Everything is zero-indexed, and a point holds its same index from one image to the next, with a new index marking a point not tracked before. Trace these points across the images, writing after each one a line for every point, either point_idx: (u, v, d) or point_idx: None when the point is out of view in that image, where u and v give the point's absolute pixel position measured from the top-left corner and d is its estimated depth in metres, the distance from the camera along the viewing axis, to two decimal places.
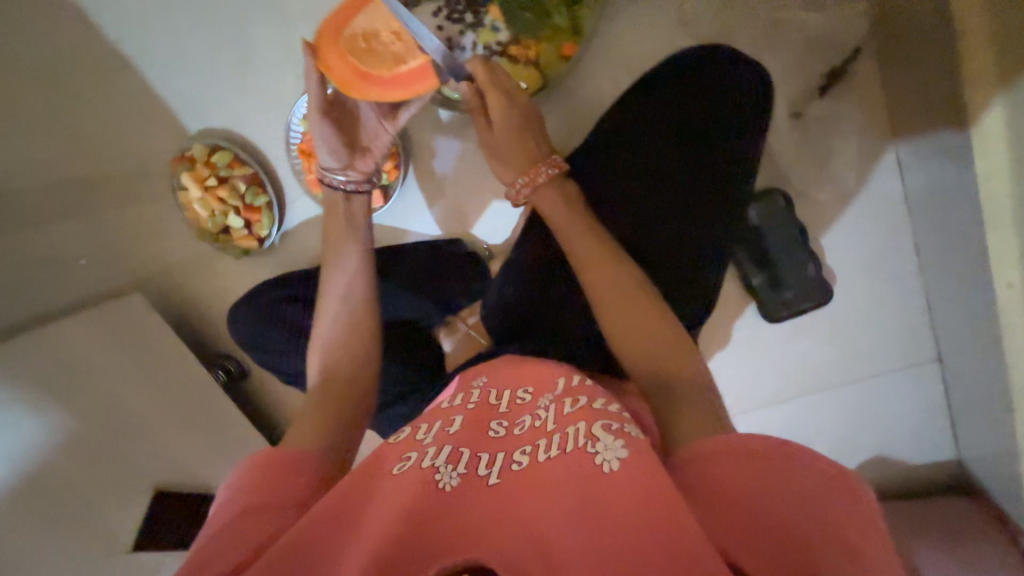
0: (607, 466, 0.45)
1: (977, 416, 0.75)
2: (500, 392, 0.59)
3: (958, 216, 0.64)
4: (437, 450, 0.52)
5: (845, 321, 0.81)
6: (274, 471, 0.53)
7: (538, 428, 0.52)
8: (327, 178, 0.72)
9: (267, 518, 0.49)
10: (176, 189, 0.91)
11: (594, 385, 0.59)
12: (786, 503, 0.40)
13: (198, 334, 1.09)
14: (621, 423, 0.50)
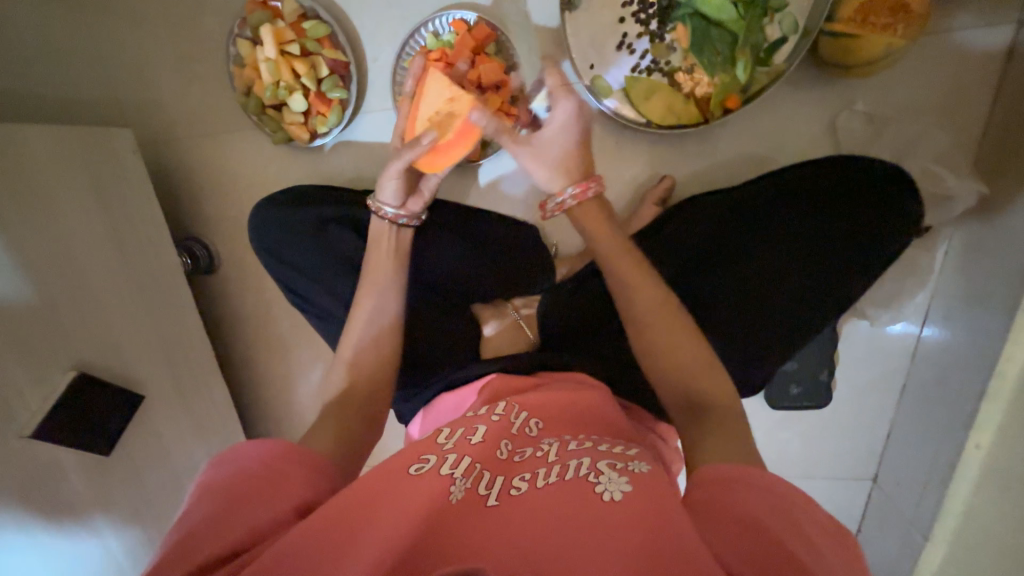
0: (608, 496, 0.41)
1: (886, 534, 0.90)
2: (519, 413, 0.55)
3: (967, 383, 0.73)
4: (456, 459, 0.46)
5: (823, 427, 0.92)
6: (263, 462, 0.46)
7: (540, 456, 0.48)
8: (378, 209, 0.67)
9: (253, 510, 0.41)
10: (242, 36, 0.75)
11: (618, 434, 0.56)
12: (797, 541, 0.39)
13: (179, 205, 0.91)
14: (628, 460, 0.47)
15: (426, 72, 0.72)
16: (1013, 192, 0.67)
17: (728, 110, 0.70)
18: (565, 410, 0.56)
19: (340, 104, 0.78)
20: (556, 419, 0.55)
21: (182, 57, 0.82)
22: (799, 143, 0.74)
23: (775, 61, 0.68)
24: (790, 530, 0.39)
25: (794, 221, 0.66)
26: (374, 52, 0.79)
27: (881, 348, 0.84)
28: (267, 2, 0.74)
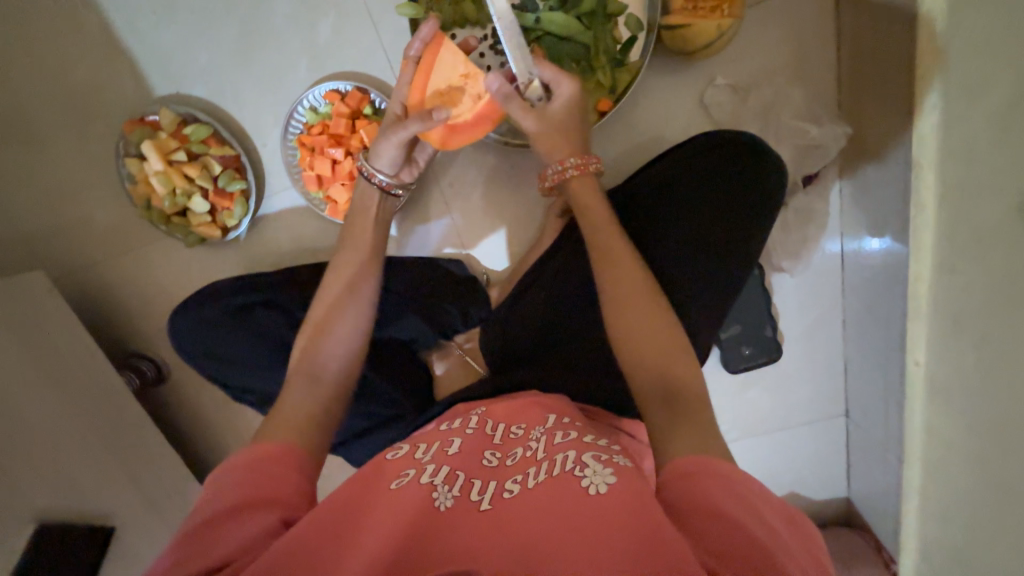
0: (594, 489, 0.47)
1: (871, 462, 0.93)
2: (495, 425, 0.61)
3: (892, 308, 0.76)
4: (435, 469, 0.53)
5: (786, 377, 0.94)
6: (255, 468, 0.50)
7: (528, 458, 0.54)
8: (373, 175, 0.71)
9: (244, 520, 0.46)
10: (128, 155, 0.76)
11: (581, 425, 0.62)
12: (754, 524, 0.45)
13: (112, 328, 0.91)
14: (609, 454, 0.53)
15: (313, 146, 0.75)
16: (881, 125, 0.71)
17: (603, 112, 0.73)
18: (534, 412, 0.63)
19: (242, 194, 0.78)
20: (532, 421, 0.61)
21: (78, 187, 0.82)
22: (679, 124, 0.78)
23: (632, 58, 0.72)
24: (744, 513, 0.45)
25: (677, 201, 0.69)
26: (262, 137, 0.80)
27: (809, 292, 0.89)
28: (145, 118, 0.76)
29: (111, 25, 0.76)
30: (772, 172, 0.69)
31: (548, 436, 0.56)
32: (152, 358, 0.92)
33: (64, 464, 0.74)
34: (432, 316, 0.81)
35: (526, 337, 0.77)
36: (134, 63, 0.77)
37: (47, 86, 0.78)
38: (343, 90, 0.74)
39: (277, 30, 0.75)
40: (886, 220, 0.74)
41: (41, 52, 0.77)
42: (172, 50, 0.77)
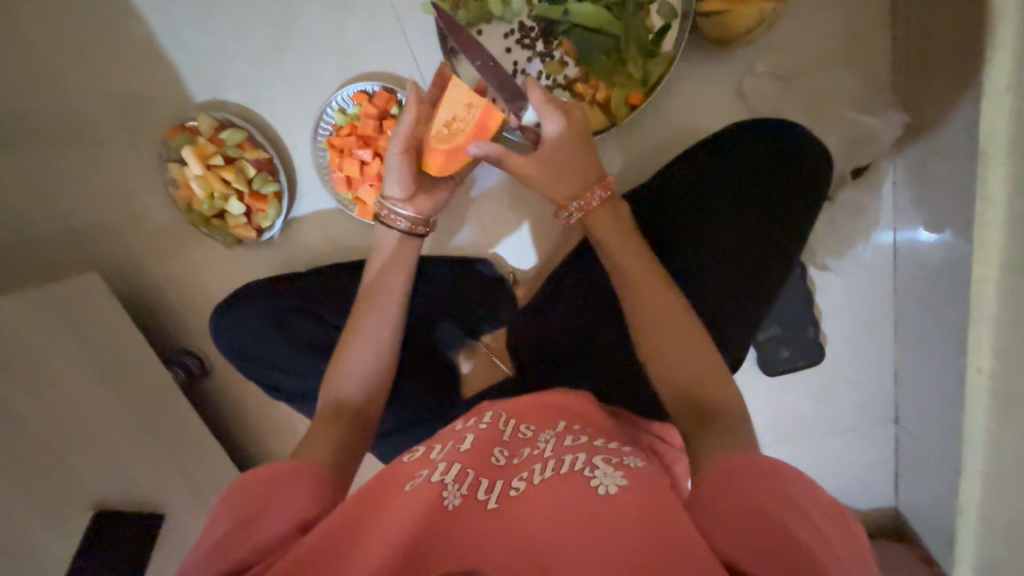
0: (603, 489, 0.45)
1: (924, 475, 0.87)
2: (508, 421, 0.59)
3: (951, 311, 0.71)
4: (446, 466, 0.50)
5: (830, 381, 0.89)
6: (270, 481, 0.51)
7: (537, 455, 0.51)
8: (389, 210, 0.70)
9: (267, 523, 0.47)
10: (170, 160, 0.79)
11: (593, 428, 0.59)
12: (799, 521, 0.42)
13: (159, 326, 0.95)
14: (620, 456, 0.51)
15: (342, 148, 0.75)
16: (941, 111, 0.65)
17: (634, 105, 0.70)
18: (547, 408, 0.60)
19: (276, 196, 0.81)
20: (542, 421, 0.59)
21: (127, 191, 0.87)
22: (716, 118, 0.74)
23: (665, 48, 0.68)
24: (786, 511, 0.42)
25: (705, 196, 0.67)
26: (293, 139, 0.82)
27: (857, 295, 0.83)
28: (185, 123, 0.79)
29: (152, 34, 0.79)
30: (812, 163, 0.65)
31: (558, 438, 0.54)
32: (196, 353, 0.97)
33: (119, 456, 0.78)
34: (460, 314, 0.82)
35: (555, 338, 0.75)
36: (174, 70, 0.80)
37: (96, 96, 0.82)
38: (371, 90, 0.75)
39: (307, 33, 0.76)
40: (948, 216, 0.68)
41: (90, 63, 0.81)
42: (208, 57, 0.79)
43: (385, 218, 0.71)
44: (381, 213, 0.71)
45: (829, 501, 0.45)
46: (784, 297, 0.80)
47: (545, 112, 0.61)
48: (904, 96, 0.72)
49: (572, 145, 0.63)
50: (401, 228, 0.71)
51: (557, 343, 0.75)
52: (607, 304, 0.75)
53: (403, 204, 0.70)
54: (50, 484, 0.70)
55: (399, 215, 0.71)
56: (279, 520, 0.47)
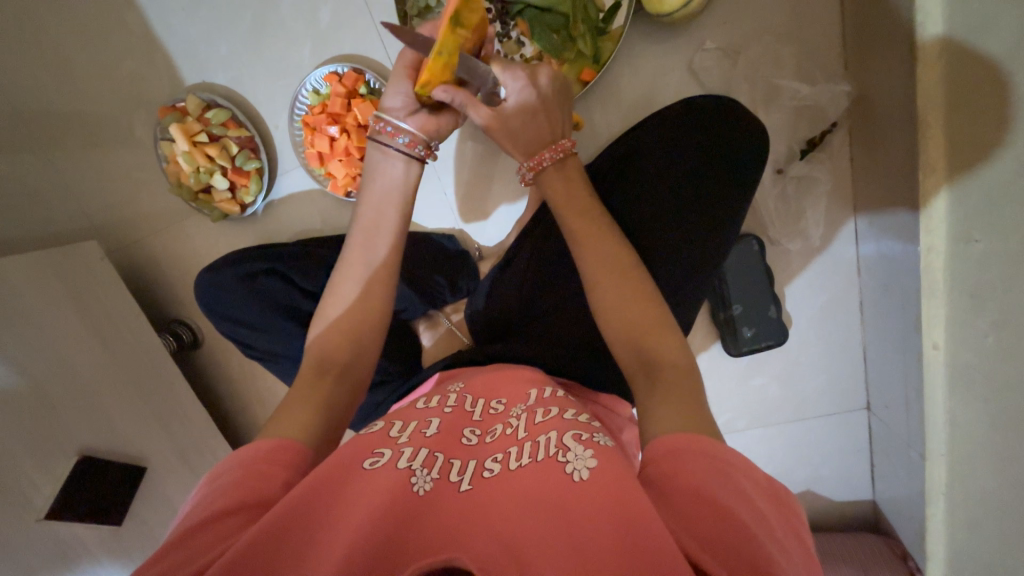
0: (576, 474, 0.44)
1: (893, 463, 0.83)
2: (475, 401, 0.59)
3: (904, 286, 0.70)
4: (413, 452, 0.49)
5: (794, 361, 0.89)
6: (244, 468, 0.46)
7: (509, 436, 0.51)
8: (387, 119, 0.64)
9: (227, 522, 0.42)
10: (163, 138, 0.86)
11: (564, 397, 0.60)
12: (746, 509, 0.40)
13: (154, 296, 1.02)
14: (591, 432, 0.50)
15: (315, 125, 0.80)
16: (886, 79, 0.67)
17: (587, 81, 0.74)
18: (515, 384, 0.61)
19: (257, 172, 0.86)
20: (516, 395, 0.59)
21: (129, 168, 0.95)
22: (669, 96, 0.78)
23: (614, 26, 0.72)
24: (728, 491, 0.41)
25: (647, 164, 0.68)
26: (274, 118, 0.89)
27: (818, 270, 0.84)
28: (176, 105, 0.85)
29: (151, 24, 0.87)
30: (751, 134, 0.67)
31: (529, 414, 0.54)
32: (188, 324, 1.03)
33: (104, 405, 0.84)
34: (421, 284, 0.85)
35: (509, 303, 0.77)
36: (175, 56, 0.88)
37: (104, 80, 0.90)
38: (340, 71, 0.80)
39: (287, 20, 0.84)
40: (899, 184, 0.67)
41: (99, 49, 0.89)
42: (202, 44, 0.87)
43: (382, 133, 0.65)
44: (378, 129, 0.65)
45: (760, 474, 0.45)
46: (743, 272, 0.81)
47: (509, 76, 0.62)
48: (853, 76, 0.74)
49: (534, 109, 0.63)
50: (399, 143, 0.64)
51: (510, 310, 0.77)
52: (562, 274, 0.77)
53: (404, 117, 0.65)
54: (39, 425, 0.76)
55: (400, 128, 0.64)
56: (252, 515, 0.43)
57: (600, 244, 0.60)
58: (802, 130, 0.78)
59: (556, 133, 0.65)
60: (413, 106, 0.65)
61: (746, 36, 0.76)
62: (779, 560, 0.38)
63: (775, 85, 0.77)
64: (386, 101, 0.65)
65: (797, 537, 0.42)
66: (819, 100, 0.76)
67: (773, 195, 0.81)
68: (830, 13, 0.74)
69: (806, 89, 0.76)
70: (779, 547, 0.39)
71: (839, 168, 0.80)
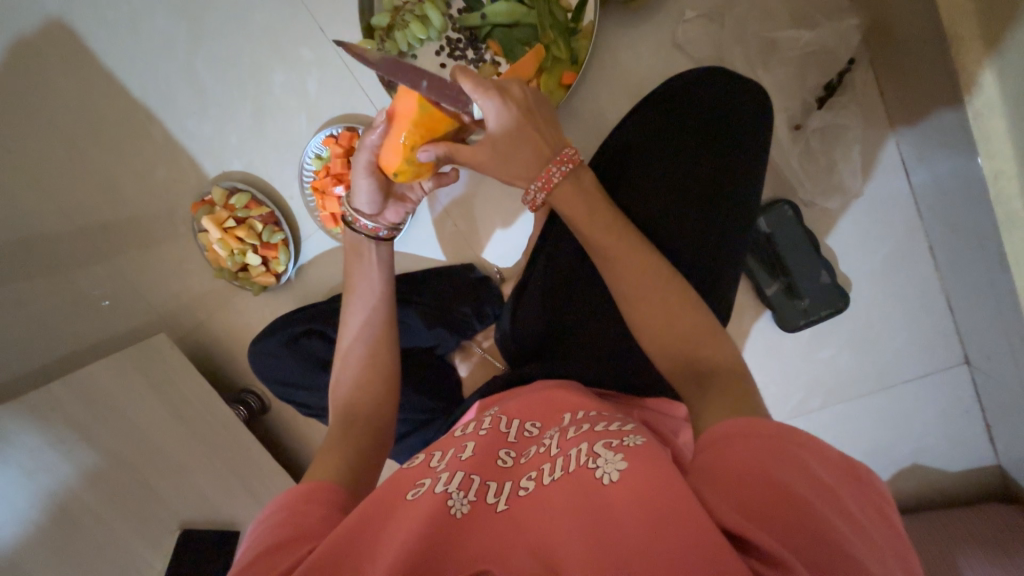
0: (607, 478, 0.43)
1: (1014, 420, 0.71)
2: (510, 421, 0.58)
3: (973, 218, 0.61)
4: (449, 476, 0.49)
5: (865, 324, 0.79)
6: (285, 510, 0.48)
7: (542, 454, 0.51)
8: (355, 219, 0.66)
9: (271, 563, 0.43)
10: (198, 230, 0.93)
11: (601, 412, 0.57)
12: (810, 485, 0.37)
13: (220, 372, 1.11)
14: (622, 438, 0.48)
15: (323, 189, 0.84)
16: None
17: (569, 84, 0.71)
18: (543, 404, 0.60)
19: (283, 243, 0.92)
20: (548, 416, 0.59)
21: (177, 262, 1.04)
22: (660, 75, 0.74)
23: (585, 22, 0.69)
24: (786, 469, 0.38)
25: (647, 153, 0.63)
26: (289, 190, 0.95)
27: (870, 220, 0.75)
28: (204, 197, 0.93)
29: (171, 132, 0.97)
30: (749, 96, 0.63)
31: (561, 432, 0.53)
32: (253, 391, 1.11)
33: (193, 479, 0.93)
34: (448, 317, 0.85)
35: (536, 323, 0.74)
36: (195, 155, 0.97)
37: (143, 189, 1.01)
38: (337, 133, 0.83)
39: (281, 99, 0.90)
40: (945, 108, 0.59)
41: (134, 164, 1.00)
42: (215, 138, 0.95)
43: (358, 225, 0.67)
44: (348, 219, 0.67)
45: (837, 455, 0.40)
46: (782, 240, 0.74)
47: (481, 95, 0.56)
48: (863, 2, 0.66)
49: (518, 128, 0.58)
50: (381, 236, 0.68)
51: (540, 330, 0.74)
52: (584, 282, 0.74)
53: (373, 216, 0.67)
54: None
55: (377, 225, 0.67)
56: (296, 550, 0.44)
57: (613, 241, 0.58)
58: (818, 76, 0.70)
59: (546, 149, 0.60)
60: (379, 206, 0.66)
61: None
62: (843, 530, 0.36)
63: (775, 34, 0.70)
64: (354, 202, 0.66)
65: (877, 511, 0.38)
66: (828, 40, 0.69)
67: (793, 154, 0.72)
68: None
69: (812, 33, 0.69)
70: (850, 524, 0.36)
71: (869, 106, 0.71)
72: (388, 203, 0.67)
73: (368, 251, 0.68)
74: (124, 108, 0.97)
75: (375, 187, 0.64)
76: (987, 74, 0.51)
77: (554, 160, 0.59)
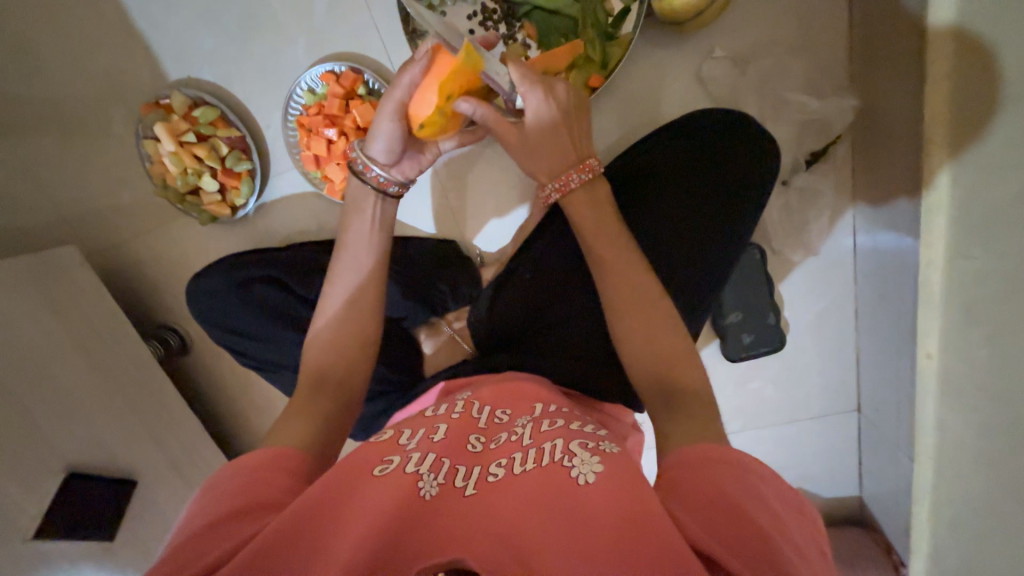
0: (582, 478, 0.44)
1: (883, 464, 0.86)
2: (481, 407, 0.58)
3: (901, 296, 0.71)
4: (420, 457, 0.49)
5: (791, 366, 0.91)
6: (246, 476, 0.47)
7: (515, 442, 0.51)
8: (368, 167, 0.62)
9: (229, 527, 0.43)
10: (145, 136, 0.81)
11: (571, 411, 0.59)
12: (763, 512, 0.41)
13: (140, 302, 0.98)
14: (597, 441, 0.50)
15: (310, 127, 0.77)
16: (893, 93, 0.67)
17: (594, 88, 0.71)
18: (515, 395, 0.61)
19: (248, 174, 0.83)
20: (518, 406, 0.59)
21: (109, 167, 0.90)
22: (678, 103, 0.78)
23: (624, 31, 0.70)
24: (744, 493, 0.42)
25: (659, 181, 0.68)
26: (265, 118, 0.85)
27: (815, 279, 0.86)
28: (160, 101, 0.81)
29: (130, 16, 0.82)
30: (757, 141, 0.68)
31: (535, 424, 0.53)
32: (176, 329, 0.99)
33: (90, 417, 0.81)
34: (425, 292, 0.83)
35: (516, 315, 0.76)
36: (155, 50, 0.83)
37: (81, 73, 0.85)
38: (338, 70, 0.76)
39: (278, 14, 0.80)
40: (901, 200, 0.68)
41: (75, 40, 0.84)
42: (188, 38, 0.82)
43: (367, 175, 0.63)
44: (357, 167, 0.63)
45: (785, 486, 0.46)
46: (744, 280, 0.83)
47: (526, 85, 0.57)
48: (858, 87, 0.75)
49: (553, 124, 0.59)
50: (391, 192, 0.64)
51: (517, 322, 0.76)
52: (568, 285, 0.76)
53: (388, 167, 0.63)
54: (23, 438, 0.73)
55: (390, 178, 0.63)
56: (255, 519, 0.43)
57: (620, 257, 0.59)
58: (807, 142, 0.78)
59: (570, 154, 0.61)
60: (398, 157, 0.63)
61: (755, 46, 0.75)
62: (794, 560, 0.39)
63: (782, 95, 0.77)
64: (370, 148, 0.62)
65: (816, 544, 0.43)
66: (823, 111, 0.76)
67: (777, 206, 0.82)
68: (837, 27, 0.74)
69: (812, 102, 0.76)
70: (796, 550, 0.40)
71: (842, 179, 0.81)
72: (406, 157, 0.64)
73: (371, 207, 0.63)
74: None
75: (395, 134, 0.61)
76: (947, 178, 0.60)
77: (574, 166, 0.61)
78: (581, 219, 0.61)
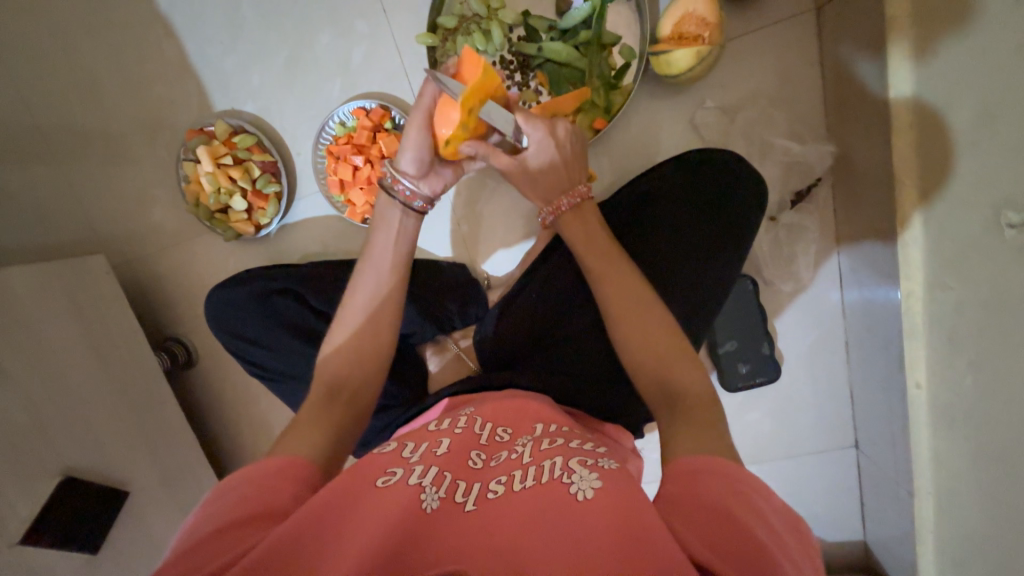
0: (581, 494, 0.46)
1: (882, 502, 0.85)
2: (483, 424, 0.60)
3: (886, 328, 0.75)
4: (423, 470, 0.50)
5: (787, 398, 0.93)
6: (253, 484, 0.48)
7: (514, 460, 0.52)
8: (397, 181, 0.68)
9: (235, 534, 0.44)
10: (186, 159, 0.88)
11: (570, 430, 0.61)
12: (761, 525, 0.43)
13: (155, 314, 1.02)
14: (596, 458, 0.51)
15: (339, 154, 0.85)
16: (863, 141, 0.75)
17: (598, 129, 0.80)
18: (516, 413, 0.62)
19: (275, 196, 0.89)
20: (518, 425, 0.60)
21: (146, 185, 0.97)
22: (673, 145, 0.86)
23: (625, 82, 0.79)
24: (741, 506, 0.44)
25: (656, 213, 0.74)
26: (297, 146, 0.93)
27: (805, 313, 0.90)
28: (204, 128, 0.89)
29: (187, 54, 0.92)
30: (750, 179, 0.73)
31: (535, 442, 0.55)
32: (183, 342, 1.01)
33: (93, 422, 0.82)
34: (431, 309, 0.86)
35: (519, 333, 0.80)
36: (205, 83, 0.93)
37: (135, 102, 0.94)
38: (368, 107, 0.85)
39: (320, 58, 0.90)
40: (879, 237, 0.74)
41: (133, 74, 0.93)
42: (235, 74, 0.92)
43: (398, 192, 0.68)
44: (387, 182, 0.68)
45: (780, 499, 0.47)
46: (738, 311, 0.87)
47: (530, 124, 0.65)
48: (834, 137, 0.83)
49: (552, 155, 0.66)
50: (417, 206, 0.68)
51: (521, 339, 0.79)
52: (570, 305, 0.80)
53: (416, 180, 0.69)
54: (24, 437, 0.73)
55: (416, 192, 0.68)
56: (260, 528, 0.45)
57: (622, 277, 0.63)
58: (790, 184, 0.86)
59: (573, 177, 0.68)
60: (425, 170, 0.69)
61: (741, 98, 0.84)
62: (789, 572, 0.40)
63: (766, 142, 0.85)
64: (399, 163, 0.68)
65: (810, 557, 0.44)
66: (805, 157, 0.84)
67: (767, 240, 0.88)
68: (814, 85, 0.83)
69: (793, 148, 0.84)
70: (791, 561, 0.41)
71: (825, 218, 0.87)
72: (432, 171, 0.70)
73: (396, 218, 0.68)
74: (141, 15, 0.92)
75: (421, 146, 0.67)
76: (917, 221, 0.65)
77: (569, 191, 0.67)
78: (577, 239, 0.67)
